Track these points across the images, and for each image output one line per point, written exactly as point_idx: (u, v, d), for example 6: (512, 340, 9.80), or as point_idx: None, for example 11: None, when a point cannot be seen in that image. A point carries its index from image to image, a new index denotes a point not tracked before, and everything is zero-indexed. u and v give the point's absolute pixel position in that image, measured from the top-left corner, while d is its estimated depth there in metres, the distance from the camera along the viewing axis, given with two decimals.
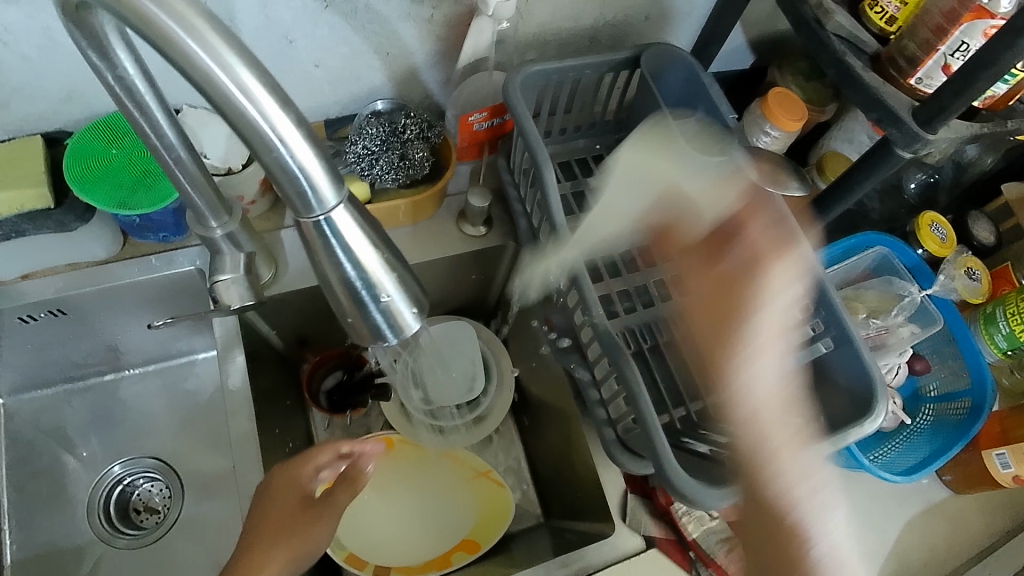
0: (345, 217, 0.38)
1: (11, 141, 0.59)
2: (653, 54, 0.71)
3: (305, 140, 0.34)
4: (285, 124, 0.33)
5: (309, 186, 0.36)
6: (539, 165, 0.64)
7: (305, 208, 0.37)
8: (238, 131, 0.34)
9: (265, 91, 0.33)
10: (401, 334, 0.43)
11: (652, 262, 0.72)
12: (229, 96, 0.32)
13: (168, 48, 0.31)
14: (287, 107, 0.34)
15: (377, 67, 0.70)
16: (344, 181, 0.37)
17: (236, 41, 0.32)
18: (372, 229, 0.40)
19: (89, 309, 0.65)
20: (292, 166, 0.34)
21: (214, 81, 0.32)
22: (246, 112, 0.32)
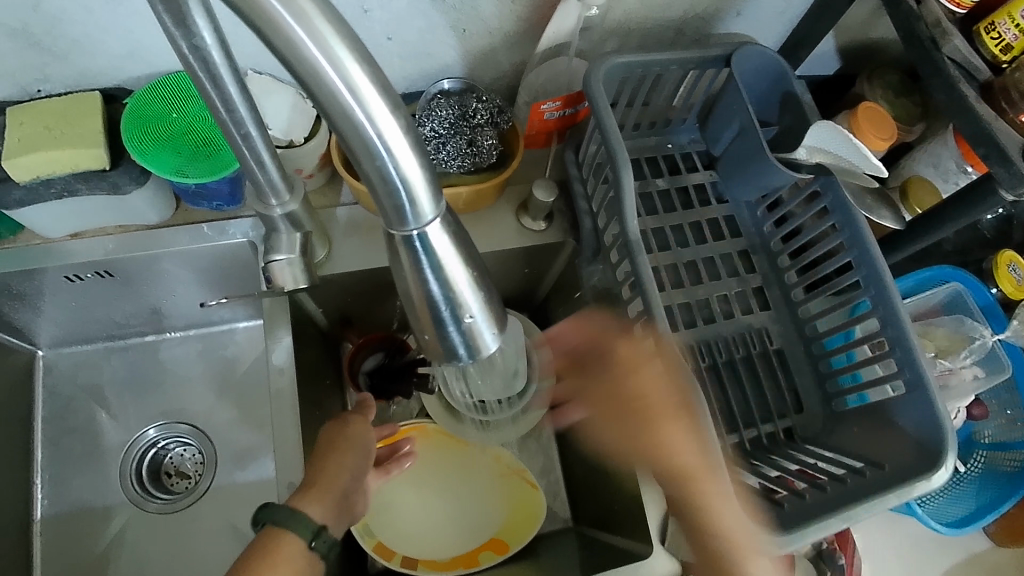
0: (440, 233, 0.35)
1: (67, 95, 0.56)
2: (745, 54, 0.66)
3: (411, 149, 0.32)
4: (392, 130, 0.31)
5: (409, 199, 0.33)
6: (616, 164, 0.60)
7: (399, 220, 0.34)
8: (340, 131, 0.31)
9: (376, 93, 0.30)
10: (476, 355, 0.39)
11: (717, 275, 0.69)
12: (336, 96, 0.30)
13: (274, 37, 0.29)
14: (396, 112, 0.31)
15: (451, 44, 0.66)
16: (443, 195, 0.35)
17: (347, 39, 0.29)
18: (461, 241, 0.36)
19: (136, 273, 0.64)
20: (394, 176, 0.32)
21: (322, 77, 0.29)
22: (353, 115, 0.30)
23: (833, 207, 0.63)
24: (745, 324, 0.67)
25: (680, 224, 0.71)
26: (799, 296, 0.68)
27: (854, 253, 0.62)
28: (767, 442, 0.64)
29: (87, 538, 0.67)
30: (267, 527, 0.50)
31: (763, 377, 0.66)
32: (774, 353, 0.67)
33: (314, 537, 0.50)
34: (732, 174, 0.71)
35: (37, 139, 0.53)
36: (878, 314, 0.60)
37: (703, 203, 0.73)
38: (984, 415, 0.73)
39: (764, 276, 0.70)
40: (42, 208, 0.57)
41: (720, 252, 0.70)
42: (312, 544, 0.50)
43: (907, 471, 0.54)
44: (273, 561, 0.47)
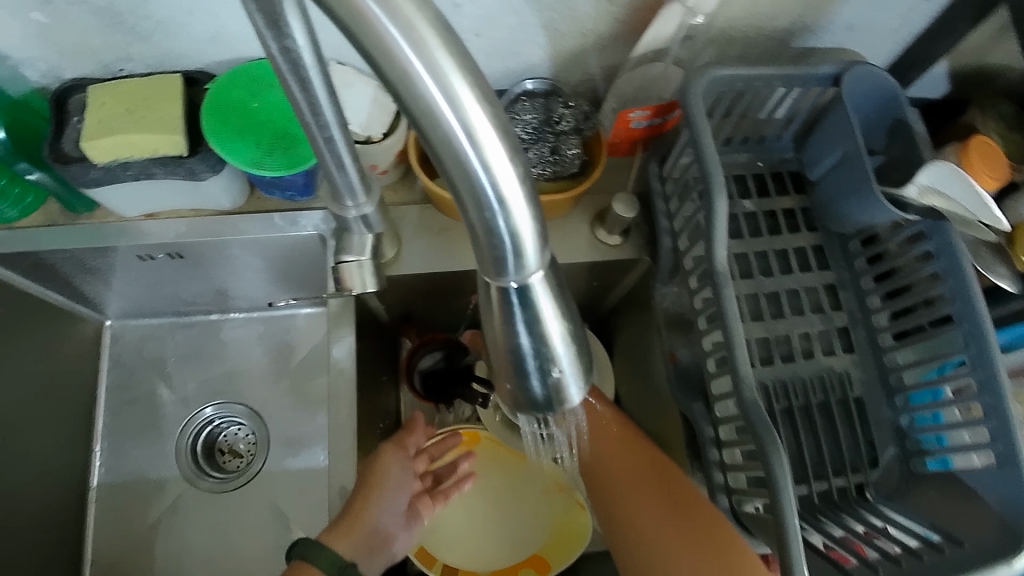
0: (541, 285, 0.32)
1: (151, 76, 0.55)
2: (860, 75, 0.61)
3: (525, 199, 0.29)
4: (508, 178, 0.28)
5: (514, 251, 0.30)
6: (711, 187, 0.56)
7: (499, 270, 0.31)
8: (448, 174, 0.28)
9: (495, 137, 0.27)
10: (560, 407, 0.36)
11: (799, 310, 0.65)
12: (452, 139, 0.27)
13: (389, 70, 0.26)
14: (514, 158, 0.28)
15: (541, 43, 0.63)
16: (550, 243, 0.31)
17: (467, 78, 0.26)
18: (560, 291, 0.33)
19: (205, 257, 0.63)
20: (502, 228, 0.29)
21: (438, 117, 0.27)
22: (467, 161, 0.27)
23: (938, 252, 0.58)
24: (826, 366, 0.63)
25: (765, 250, 0.66)
26: (886, 342, 0.63)
27: (956, 308, 0.57)
28: (836, 496, 0.60)
29: (141, 509, 0.68)
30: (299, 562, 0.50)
31: (839, 425, 0.62)
32: (853, 400, 0.63)
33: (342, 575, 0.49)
34: (829, 202, 0.66)
35: (116, 121, 0.52)
36: (975, 375, 0.55)
37: (792, 229, 0.69)
38: None
39: (850, 316, 0.65)
40: (118, 188, 0.56)
41: (806, 285, 0.66)
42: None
43: (986, 556, 0.51)
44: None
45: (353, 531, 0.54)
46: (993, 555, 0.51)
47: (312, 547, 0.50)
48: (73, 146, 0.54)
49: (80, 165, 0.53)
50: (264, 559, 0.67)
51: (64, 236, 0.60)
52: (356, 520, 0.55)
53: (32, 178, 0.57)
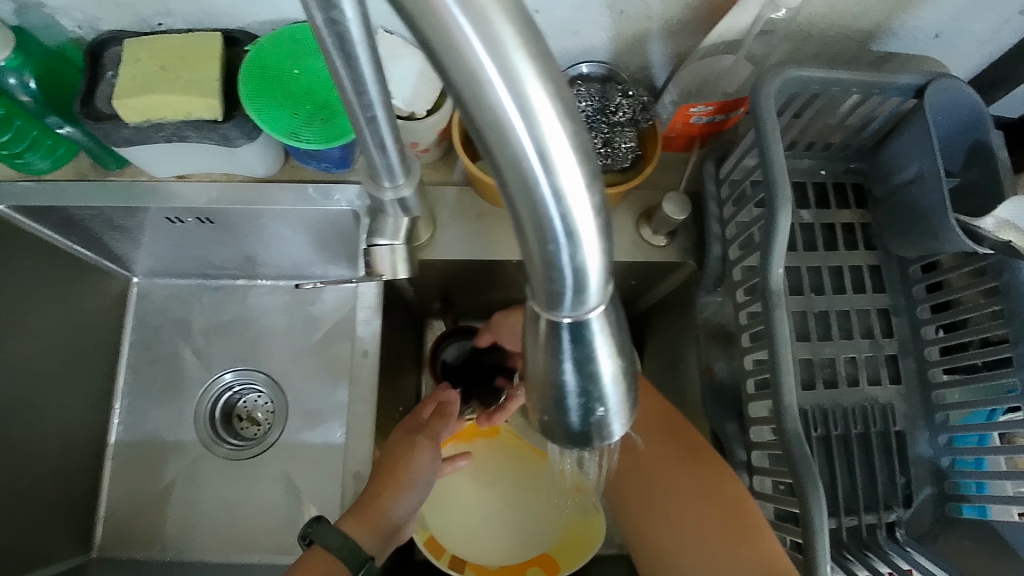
0: (599, 321, 0.29)
1: (188, 34, 0.52)
2: (947, 88, 0.56)
3: (597, 232, 0.25)
4: (581, 208, 0.25)
5: (574, 287, 0.27)
6: (774, 197, 0.52)
7: (555, 304, 0.28)
8: (511, 197, 0.25)
9: (573, 162, 0.24)
10: (599, 443, 0.34)
11: (849, 333, 0.62)
12: (522, 161, 0.23)
13: (457, 76, 0.23)
14: (591, 185, 0.25)
15: (603, 25, 0.58)
16: (615, 279, 0.28)
17: (549, 89, 0.23)
18: (617, 329, 0.30)
19: (235, 223, 0.61)
20: (565, 261, 0.26)
21: (509, 134, 0.23)
22: (537, 187, 0.24)
23: (1007, 290, 0.54)
24: (870, 396, 0.60)
25: (819, 266, 0.63)
26: (938, 377, 0.60)
27: (1019, 349, 0.54)
28: (866, 535, 0.58)
29: (156, 469, 0.68)
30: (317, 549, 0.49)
31: (878, 459, 0.59)
32: (895, 433, 0.60)
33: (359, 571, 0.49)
34: (895, 222, 0.62)
35: (152, 79, 0.50)
36: None
37: (849, 245, 0.65)
38: None
39: (901, 345, 0.62)
40: (149, 147, 0.54)
41: (859, 307, 0.62)
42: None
43: None
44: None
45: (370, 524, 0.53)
46: None
47: (332, 533, 0.49)
48: (106, 101, 0.52)
49: (111, 123, 0.51)
50: (274, 531, 0.66)
51: (93, 191, 0.58)
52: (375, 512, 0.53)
53: (64, 132, 0.55)
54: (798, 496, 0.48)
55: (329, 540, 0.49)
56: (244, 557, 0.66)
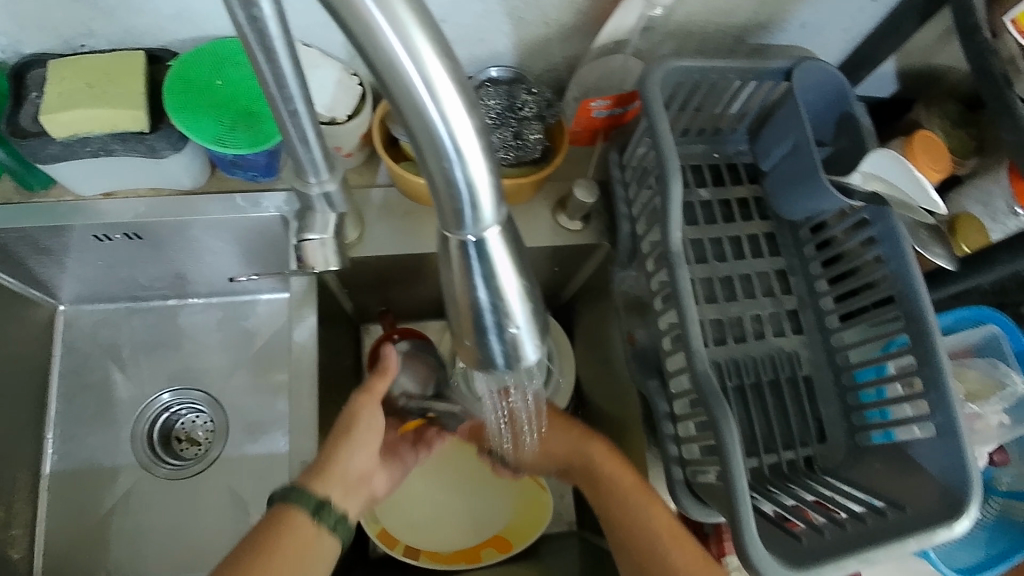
0: (497, 240, 0.33)
1: (114, 52, 0.55)
2: (809, 69, 0.63)
3: (482, 153, 0.30)
4: (466, 132, 0.29)
5: (471, 204, 0.31)
6: (665, 171, 0.58)
7: (457, 224, 0.32)
8: (408, 128, 0.29)
9: (454, 92, 0.28)
10: (515, 364, 0.38)
11: (752, 294, 0.68)
12: (412, 92, 0.27)
13: (351, 24, 0.26)
14: (472, 113, 0.29)
15: (506, 31, 0.62)
16: (506, 200, 0.32)
17: (434, 28, 0.27)
18: (518, 251, 0.35)
19: (164, 238, 0.63)
20: (460, 181, 0.30)
21: (398, 70, 0.27)
22: (427, 114, 0.28)
23: (881, 238, 0.61)
24: (775, 346, 0.66)
25: (719, 237, 0.69)
26: (833, 323, 0.66)
27: (896, 287, 0.61)
28: (786, 470, 0.63)
29: (96, 496, 0.68)
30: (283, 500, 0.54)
31: (788, 403, 0.65)
32: (802, 378, 0.66)
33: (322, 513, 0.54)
34: (780, 191, 0.68)
35: (77, 96, 0.52)
36: (913, 351, 0.59)
37: (745, 218, 0.71)
38: (1006, 462, 0.71)
39: (799, 300, 0.68)
40: (74, 163, 0.55)
41: (758, 270, 0.68)
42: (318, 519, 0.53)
43: (929, 517, 0.54)
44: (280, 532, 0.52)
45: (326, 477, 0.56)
46: (934, 517, 0.54)
47: None
48: (31, 120, 0.53)
49: (37, 139, 0.53)
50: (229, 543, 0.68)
51: (16, 215, 0.58)
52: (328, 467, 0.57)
53: None
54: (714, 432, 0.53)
55: None
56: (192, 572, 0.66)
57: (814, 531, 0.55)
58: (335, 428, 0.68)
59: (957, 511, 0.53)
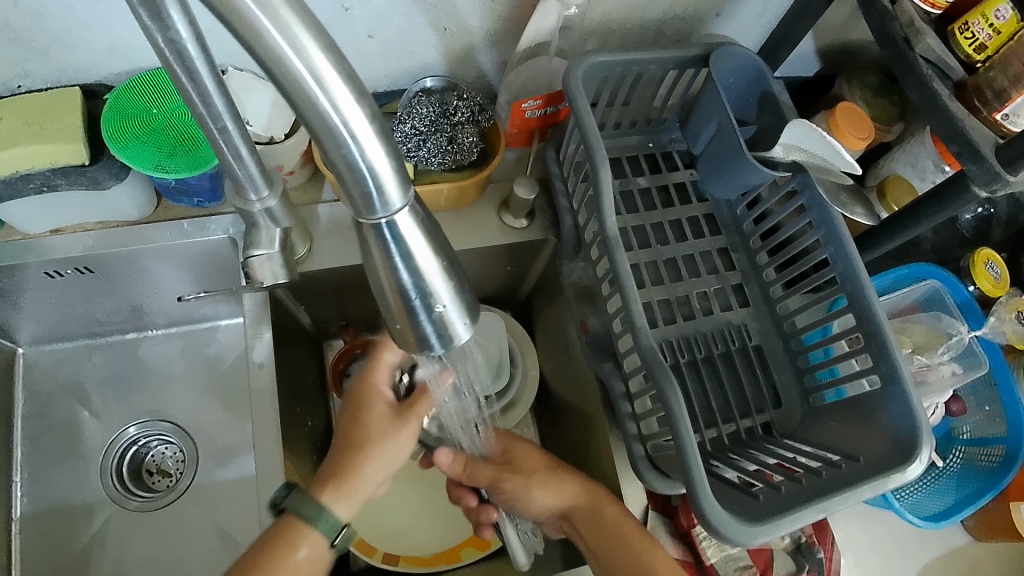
0: (408, 221, 0.35)
1: (51, 91, 0.56)
2: (725, 54, 0.65)
3: (377, 137, 0.31)
4: (357, 118, 0.30)
5: (376, 187, 0.32)
6: (595, 162, 0.60)
7: (368, 209, 0.33)
8: (305, 121, 0.30)
9: (342, 82, 0.29)
10: (449, 343, 0.39)
11: (697, 272, 0.69)
12: (300, 82, 0.28)
13: (236, 26, 0.27)
14: (362, 99, 0.30)
15: (433, 42, 0.63)
16: (411, 182, 0.34)
17: (313, 20, 0.28)
18: (433, 232, 0.36)
19: (115, 269, 0.64)
20: (362, 167, 0.31)
21: (284, 63, 0.28)
22: (318, 104, 0.29)
23: (809, 205, 0.63)
24: (724, 320, 0.68)
25: (660, 222, 0.71)
26: (778, 293, 0.68)
27: (830, 250, 0.62)
28: (745, 437, 0.65)
29: (71, 533, 0.69)
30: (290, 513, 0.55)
31: (742, 374, 0.67)
32: (753, 348, 0.68)
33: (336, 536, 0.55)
34: (712, 173, 0.70)
35: (18, 136, 0.53)
36: (852, 310, 0.61)
37: (683, 201, 0.73)
38: (964, 411, 0.73)
39: (742, 274, 0.70)
40: (18, 202, 0.57)
41: (700, 250, 0.70)
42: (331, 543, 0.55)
43: (881, 465, 0.55)
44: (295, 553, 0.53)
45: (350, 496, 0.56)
46: (888, 465, 0.55)
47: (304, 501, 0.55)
48: None
49: None
50: (220, 565, 0.69)
51: None
52: (353, 482, 0.57)
53: None
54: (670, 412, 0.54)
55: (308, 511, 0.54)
56: None
57: (773, 488, 0.56)
58: (301, 444, 0.69)
59: (910, 456, 0.54)
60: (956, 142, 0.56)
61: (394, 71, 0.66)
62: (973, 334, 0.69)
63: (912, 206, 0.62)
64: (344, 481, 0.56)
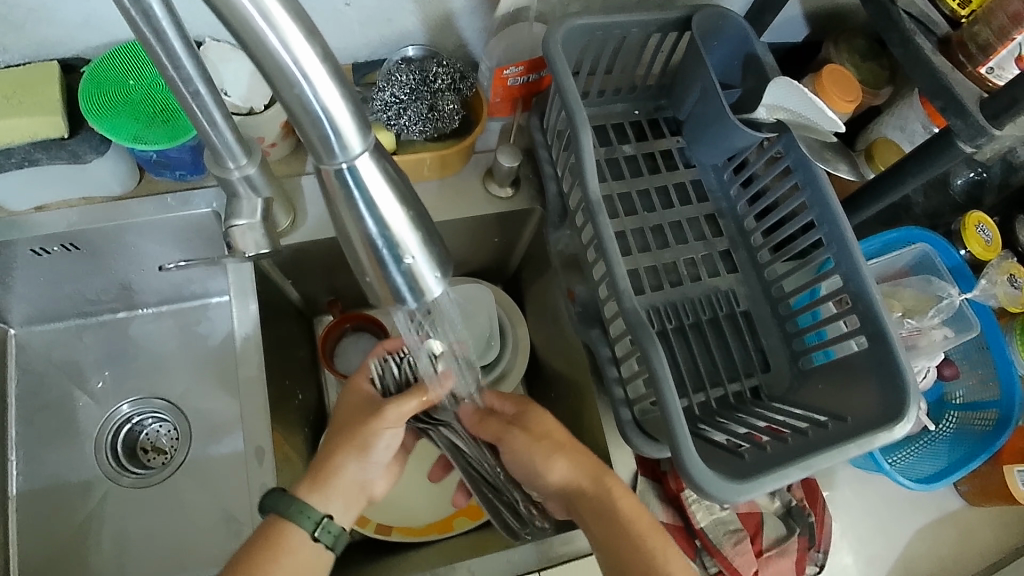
0: (370, 166, 0.35)
1: (27, 65, 0.56)
2: (705, 16, 0.65)
3: (330, 77, 0.31)
4: (309, 58, 0.30)
5: (333, 130, 0.32)
6: (576, 127, 0.60)
7: (327, 152, 0.33)
8: (257, 62, 0.30)
9: (291, 20, 0.29)
10: (421, 297, 0.39)
11: (684, 238, 0.69)
12: (248, 21, 0.28)
13: None
14: (312, 39, 0.30)
15: (411, 10, 0.63)
16: (370, 125, 0.34)
17: None
18: (396, 181, 0.36)
19: (102, 246, 0.65)
20: (316, 107, 0.31)
21: (232, 1, 0.27)
22: (267, 42, 0.29)
23: (796, 167, 0.62)
24: (712, 286, 0.67)
25: (647, 189, 0.70)
26: (765, 258, 0.68)
27: (815, 213, 0.61)
28: (734, 401, 0.65)
29: (67, 510, 0.70)
30: (273, 515, 0.55)
31: (730, 339, 0.67)
32: (741, 314, 0.67)
33: (317, 529, 0.54)
34: (696, 138, 0.71)
35: None
36: (839, 270, 0.60)
37: (670, 169, 0.73)
38: (956, 375, 0.72)
39: (730, 239, 0.70)
40: (0, 178, 0.57)
41: (688, 216, 0.70)
42: (315, 536, 0.54)
43: (870, 423, 0.55)
44: (276, 553, 0.53)
45: (326, 491, 0.57)
46: (875, 423, 0.54)
47: (282, 501, 0.55)
48: None
49: None
50: (216, 537, 0.70)
51: None
52: (326, 478, 0.58)
53: None
54: (655, 375, 0.53)
55: (287, 513, 0.54)
56: (176, 569, 0.68)
57: (758, 448, 0.56)
58: (292, 417, 0.69)
59: (898, 415, 0.54)
60: (939, 96, 0.55)
61: (375, 41, 0.66)
62: (965, 297, 0.69)
63: (899, 164, 0.61)
64: (320, 478, 0.57)
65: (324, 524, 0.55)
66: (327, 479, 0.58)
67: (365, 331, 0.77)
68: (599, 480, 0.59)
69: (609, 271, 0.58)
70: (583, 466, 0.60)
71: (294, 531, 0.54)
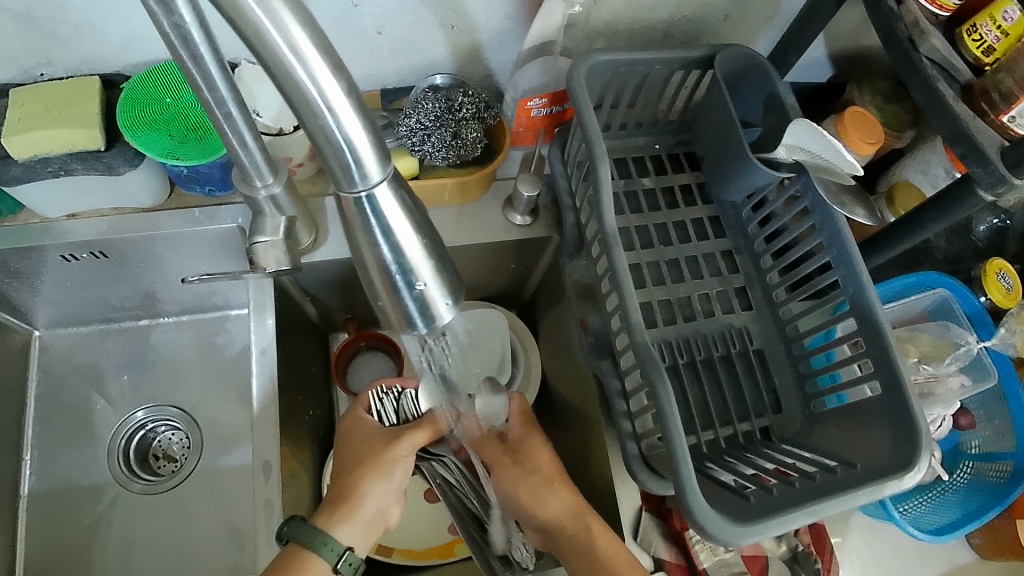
0: (387, 195, 0.36)
1: (69, 80, 0.59)
2: (728, 56, 0.66)
3: (353, 110, 0.32)
4: (334, 91, 0.31)
5: (354, 160, 0.33)
6: (594, 160, 0.60)
7: (347, 180, 0.35)
8: (285, 93, 0.31)
9: (319, 55, 0.30)
10: (433, 323, 0.39)
11: (699, 274, 0.69)
12: (278, 55, 0.29)
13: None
14: (338, 72, 0.31)
15: (440, 39, 0.65)
16: (390, 156, 0.35)
17: None
18: (413, 210, 0.37)
19: (128, 255, 0.66)
20: (339, 138, 0.32)
21: (264, 35, 0.29)
22: (295, 75, 0.30)
23: (814, 208, 0.62)
24: (725, 323, 0.67)
25: (664, 222, 0.71)
26: (781, 297, 0.68)
27: (832, 254, 0.61)
28: (743, 441, 0.64)
29: (77, 512, 0.71)
30: (293, 544, 0.54)
31: (741, 377, 0.66)
32: (754, 352, 0.67)
33: (339, 561, 0.55)
34: (717, 176, 0.70)
35: (37, 120, 0.55)
36: (855, 314, 0.60)
37: (688, 203, 0.73)
38: (972, 425, 0.71)
39: (746, 277, 0.70)
40: (36, 185, 0.59)
41: (704, 252, 0.70)
42: (337, 568, 0.55)
43: (879, 471, 0.54)
44: None
45: (349, 519, 0.58)
46: (885, 471, 0.54)
47: (304, 529, 0.55)
48: None
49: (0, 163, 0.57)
50: (220, 549, 0.70)
51: None
52: (352, 504, 0.59)
53: None
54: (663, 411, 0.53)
55: (309, 539, 0.54)
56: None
57: (764, 490, 0.55)
58: (302, 432, 0.70)
59: (908, 464, 0.53)
60: (960, 144, 0.55)
61: (403, 67, 0.68)
62: (981, 345, 0.68)
63: (918, 209, 0.61)
64: (345, 504, 0.59)
65: (347, 555, 0.55)
66: (350, 506, 0.59)
67: (378, 350, 0.78)
68: (579, 516, 0.60)
69: (622, 305, 0.58)
70: (561, 499, 0.61)
71: (317, 562, 0.54)
